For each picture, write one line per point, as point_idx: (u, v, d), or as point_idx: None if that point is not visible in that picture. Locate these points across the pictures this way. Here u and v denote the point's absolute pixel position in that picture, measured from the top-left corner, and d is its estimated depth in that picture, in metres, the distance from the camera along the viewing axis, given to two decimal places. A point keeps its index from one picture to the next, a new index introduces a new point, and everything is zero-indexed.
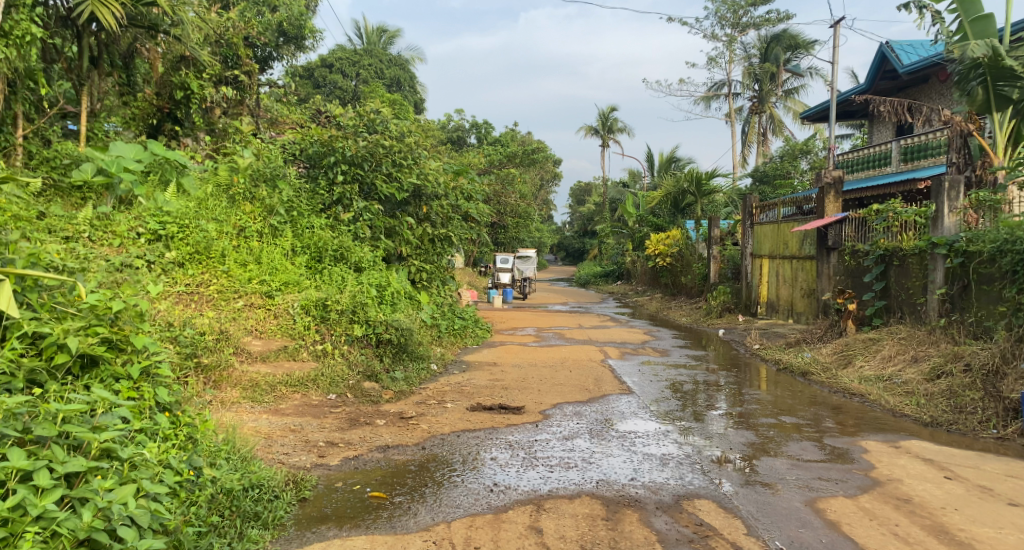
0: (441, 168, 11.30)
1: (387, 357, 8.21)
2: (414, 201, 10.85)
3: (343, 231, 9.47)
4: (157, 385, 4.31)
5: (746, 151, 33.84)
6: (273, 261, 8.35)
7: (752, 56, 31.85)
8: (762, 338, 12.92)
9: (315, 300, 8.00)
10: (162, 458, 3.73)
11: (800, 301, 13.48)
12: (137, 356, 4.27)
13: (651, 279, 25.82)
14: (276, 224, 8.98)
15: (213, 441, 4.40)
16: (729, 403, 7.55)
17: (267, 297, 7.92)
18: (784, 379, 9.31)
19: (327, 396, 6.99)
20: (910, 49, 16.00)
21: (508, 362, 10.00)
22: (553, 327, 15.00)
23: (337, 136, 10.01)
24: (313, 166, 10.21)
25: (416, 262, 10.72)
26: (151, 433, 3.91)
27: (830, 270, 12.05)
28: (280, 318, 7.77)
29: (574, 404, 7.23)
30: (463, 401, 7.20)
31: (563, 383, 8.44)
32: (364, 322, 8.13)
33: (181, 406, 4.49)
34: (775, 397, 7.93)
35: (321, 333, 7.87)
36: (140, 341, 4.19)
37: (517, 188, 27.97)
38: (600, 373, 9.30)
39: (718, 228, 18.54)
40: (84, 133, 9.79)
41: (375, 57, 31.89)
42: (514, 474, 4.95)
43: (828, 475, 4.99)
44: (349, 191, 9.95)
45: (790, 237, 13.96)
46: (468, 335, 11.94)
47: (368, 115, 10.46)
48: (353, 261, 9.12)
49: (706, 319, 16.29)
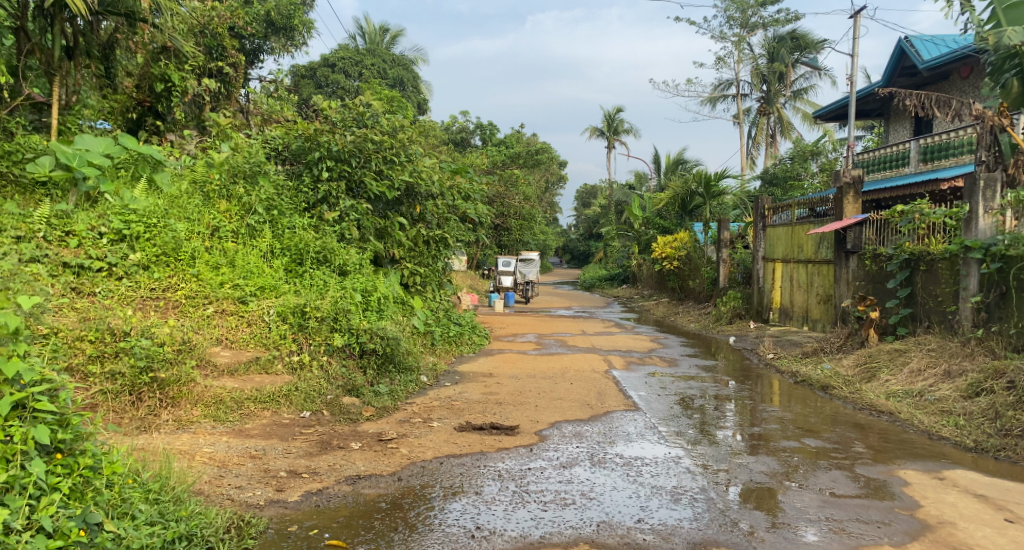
0: (437, 166, 10.64)
1: (371, 369, 7.52)
2: (407, 201, 10.21)
3: (327, 231, 8.77)
4: (42, 420, 3.52)
5: (754, 153, 33.11)
6: (249, 264, 7.68)
7: (760, 56, 31.12)
8: (776, 346, 12.22)
9: (293, 306, 7.33)
10: (32, 524, 3.19)
11: (816, 307, 12.78)
12: (11, 387, 3.49)
13: (658, 283, 25.13)
14: (254, 224, 8.27)
15: (130, 481, 3.76)
16: (747, 422, 6.85)
17: (240, 303, 7.29)
18: (803, 393, 8.60)
19: (300, 415, 6.30)
20: (931, 43, 15.28)
21: (505, 373, 9.32)
22: (555, 333, 14.34)
23: (322, 129, 9.28)
24: (297, 163, 9.50)
25: (409, 265, 10.11)
26: (20, 489, 3.29)
27: (849, 275, 11.35)
28: (253, 326, 7.13)
29: (574, 423, 6.57)
30: (451, 420, 6.53)
31: (563, 397, 7.76)
32: (345, 330, 7.44)
33: (89, 439, 3.76)
34: (797, 415, 7.24)
35: (298, 343, 7.19)
36: (11, 370, 3.44)
37: (521, 189, 27.33)
38: (604, 386, 8.62)
39: (727, 231, 17.83)
40: (54, 128, 9.01)
41: (378, 57, 31.34)
42: (501, 513, 4.28)
43: (867, 515, 4.30)
44: (336, 189, 9.26)
45: (805, 240, 13.26)
46: (464, 343, 11.27)
47: (358, 109, 9.81)
48: (337, 264, 8.40)
49: (715, 325, 15.58)
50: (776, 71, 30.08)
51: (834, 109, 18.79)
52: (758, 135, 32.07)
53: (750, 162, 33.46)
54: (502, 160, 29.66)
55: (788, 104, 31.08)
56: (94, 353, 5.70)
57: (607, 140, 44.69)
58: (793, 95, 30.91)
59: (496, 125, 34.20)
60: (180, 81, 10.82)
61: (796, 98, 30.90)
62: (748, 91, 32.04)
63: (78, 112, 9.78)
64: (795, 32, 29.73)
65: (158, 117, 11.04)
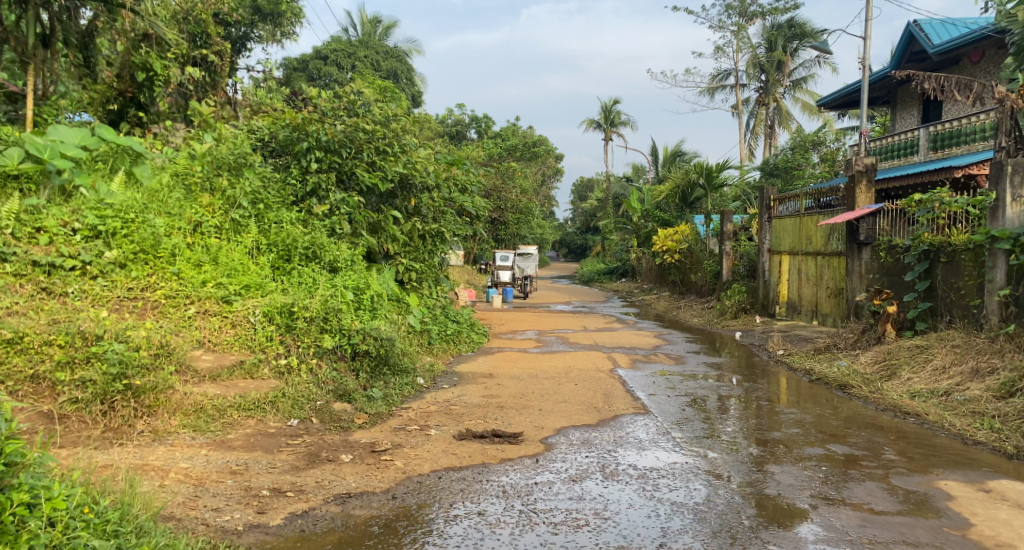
0: (432, 158, 10.19)
1: (364, 372, 7.10)
2: (401, 193, 9.80)
3: (317, 226, 8.29)
4: None
5: (753, 144, 32.68)
6: (234, 261, 7.20)
7: (759, 46, 30.68)
8: (785, 341, 11.80)
9: (281, 306, 6.86)
10: None
11: (826, 301, 12.36)
12: None
13: (658, 277, 24.70)
14: (239, 219, 7.77)
15: (82, 515, 3.29)
16: (765, 426, 6.43)
17: (224, 303, 6.82)
18: (820, 392, 8.17)
19: (288, 423, 5.84)
20: (941, 27, 14.84)
21: (506, 373, 8.88)
22: (555, 329, 13.89)
23: (310, 118, 8.79)
24: (284, 154, 8.99)
25: (405, 261, 9.70)
26: None
27: (862, 268, 10.92)
28: (238, 328, 6.67)
29: (582, 429, 6.14)
30: (449, 427, 6.08)
31: (568, 400, 7.32)
32: (336, 331, 6.99)
33: (31, 469, 3.29)
34: (817, 417, 6.83)
35: (286, 345, 6.74)
36: None
37: (518, 182, 26.88)
38: (610, 386, 8.19)
39: (730, 223, 17.40)
40: (30, 118, 8.51)
41: (371, 50, 30.84)
42: (508, 538, 3.85)
43: (916, 538, 3.90)
44: (326, 181, 8.78)
45: (813, 232, 12.84)
46: (461, 341, 10.82)
47: (349, 98, 9.36)
48: (327, 261, 7.92)
49: (720, 320, 15.17)
50: (774, 60, 29.65)
51: (837, 96, 18.37)
52: (757, 126, 31.63)
53: (749, 153, 33.03)
54: (498, 153, 29.18)
55: (787, 95, 30.66)
56: (64, 359, 5.23)
57: (604, 132, 44.21)
58: (792, 85, 30.50)
59: (492, 118, 33.72)
60: (162, 70, 10.22)
61: (796, 88, 30.46)
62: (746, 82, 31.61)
63: (55, 103, 9.28)
64: (794, 20, 29.29)
65: (140, 108, 10.50)
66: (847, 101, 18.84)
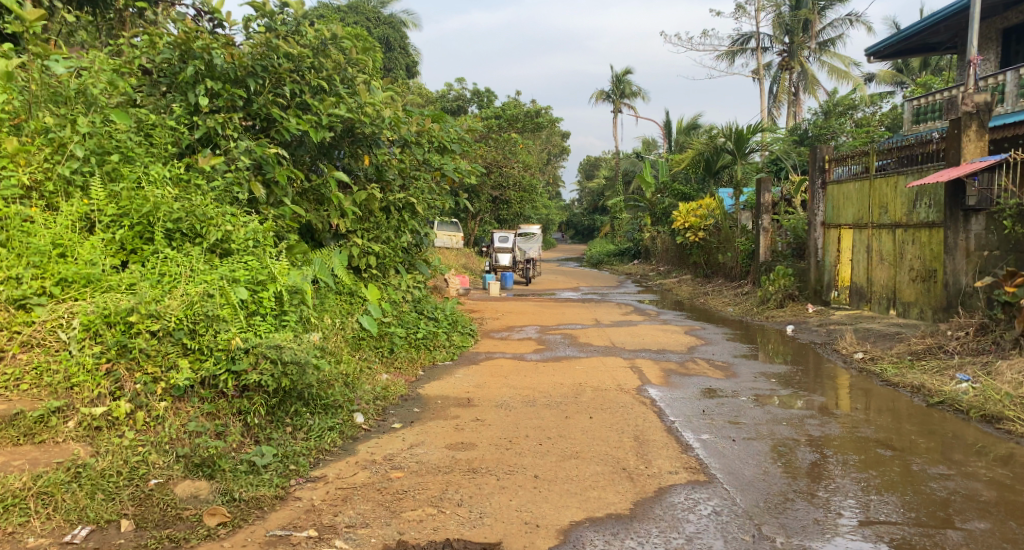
0: (393, 103, 7.48)
1: (257, 415, 4.44)
2: (349, 149, 7.13)
3: (206, 189, 5.55)
4: None
5: (775, 113, 29.68)
6: (46, 238, 4.50)
7: (782, 5, 27.55)
8: (862, 339, 9.06)
9: (111, 312, 4.18)
10: None
11: (910, 288, 9.60)
12: None
13: (678, 259, 21.92)
14: (71, 175, 5.02)
15: None
16: (920, 511, 3.76)
17: (19, 311, 4.24)
18: (955, 425, 5.49)
19: (64, 540, 3.26)
20: None
21: (490, 398, 6.20)
22: (563, 324, 11.15)
23: (201, 34, 5.99)
24: (168, 88, 6.15)
25: (359, 242, 7.11)
26: None
27: (969, 243, 8.20)
28: (37, 351, 4.10)
29: (603, 530, 3.54)
30: (370, 534, 3.46)
31: (581, 456, 4.60)
32: (206, 353, 4.31)
33: None
34: (995, 484, 4.17)
35: (115, 378, 4.10)
36: None
37: (522, 157, 24.04)
38: (643, 423, 5.48)
39: (769, 193, 14.55)
40: None
41: (360, 15, 28.15)
42: None
43: None
44: (224, 123, 5.98)
45: (892, 197, 10.04)
46: (437, 347, 8.09)
47: (268, 11, 6.49)
48: (213, 242, 5.15)
49: (762, 310, 12.42)
50: (800, 19, 26.51)
51: (894, 42, 15.47)
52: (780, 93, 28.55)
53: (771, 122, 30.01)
54: (499, 124, 26.42)
55: (813, 57, 27.57)
56: None
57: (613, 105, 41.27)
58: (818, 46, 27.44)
59: (494, 91, 30.76)
60: None
61: (823, 50, 27.37)
62: (768, 45, 28.55)
63: None
64: None
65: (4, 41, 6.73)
66: (904, 46, 15.90)
